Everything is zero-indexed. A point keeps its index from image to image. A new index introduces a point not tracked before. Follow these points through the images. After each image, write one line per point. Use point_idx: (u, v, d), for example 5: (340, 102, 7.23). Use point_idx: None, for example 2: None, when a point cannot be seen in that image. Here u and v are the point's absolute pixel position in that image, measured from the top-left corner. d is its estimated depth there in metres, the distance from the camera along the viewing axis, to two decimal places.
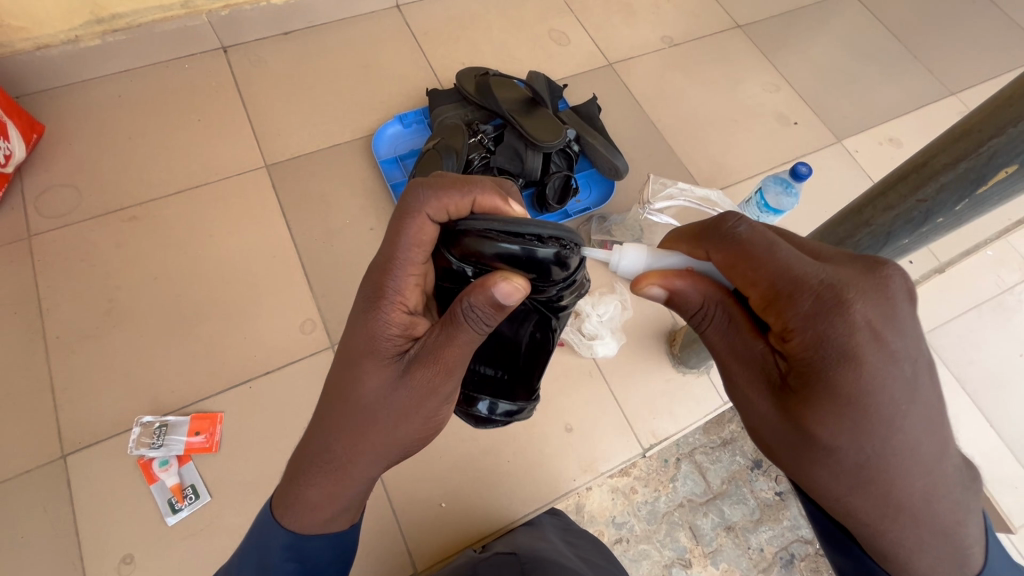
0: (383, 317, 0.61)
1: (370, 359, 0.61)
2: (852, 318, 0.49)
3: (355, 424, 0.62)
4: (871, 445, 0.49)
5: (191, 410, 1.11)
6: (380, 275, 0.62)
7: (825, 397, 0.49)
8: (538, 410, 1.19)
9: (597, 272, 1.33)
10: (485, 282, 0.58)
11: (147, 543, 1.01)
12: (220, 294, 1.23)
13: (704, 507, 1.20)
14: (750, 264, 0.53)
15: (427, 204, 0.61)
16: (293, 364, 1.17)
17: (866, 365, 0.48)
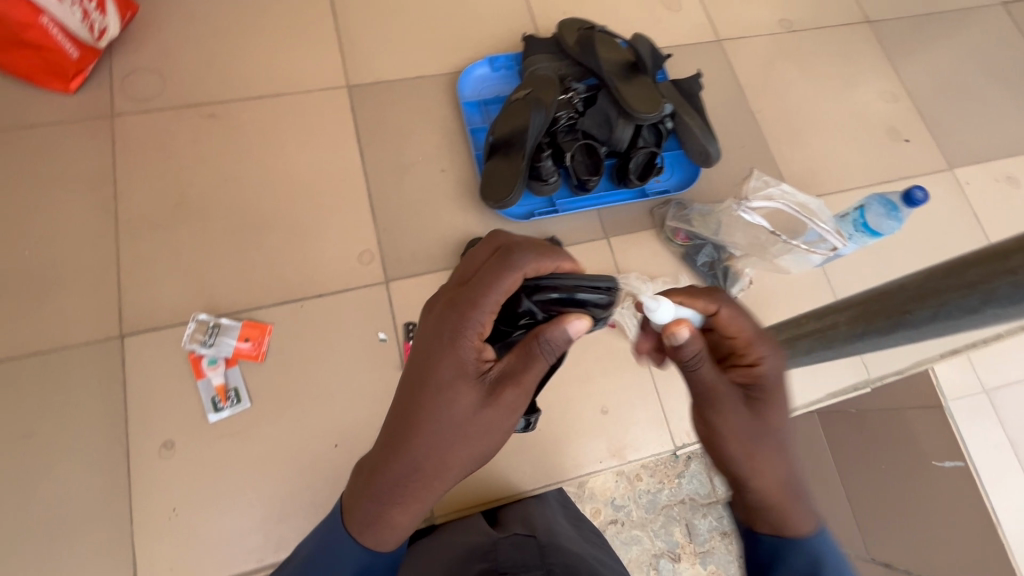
0: (470, 348, 0.62)
1: (456, 384, 0.62)
2: (779, 361, 0.68)
3: (440, 444, 0.63)
4: (786, 432, 0.67)
5: (244, 316, 1.13)
6: (463, 310, 0.62)
7: (773, 399, 0.66)
8: (577, 387, 1.18)
9: (661, 260, 1.29)
10: (562, 318, 0.62)
11: (188, 433, 1.05)
12: (286, 209, 1.22)
13: (704, 508, 1.17)
14: (732, 314, 0.67)
15: (524, 257, 0.63)
16: (346, 291, 1.17)
17: (785, 386, 0.68)
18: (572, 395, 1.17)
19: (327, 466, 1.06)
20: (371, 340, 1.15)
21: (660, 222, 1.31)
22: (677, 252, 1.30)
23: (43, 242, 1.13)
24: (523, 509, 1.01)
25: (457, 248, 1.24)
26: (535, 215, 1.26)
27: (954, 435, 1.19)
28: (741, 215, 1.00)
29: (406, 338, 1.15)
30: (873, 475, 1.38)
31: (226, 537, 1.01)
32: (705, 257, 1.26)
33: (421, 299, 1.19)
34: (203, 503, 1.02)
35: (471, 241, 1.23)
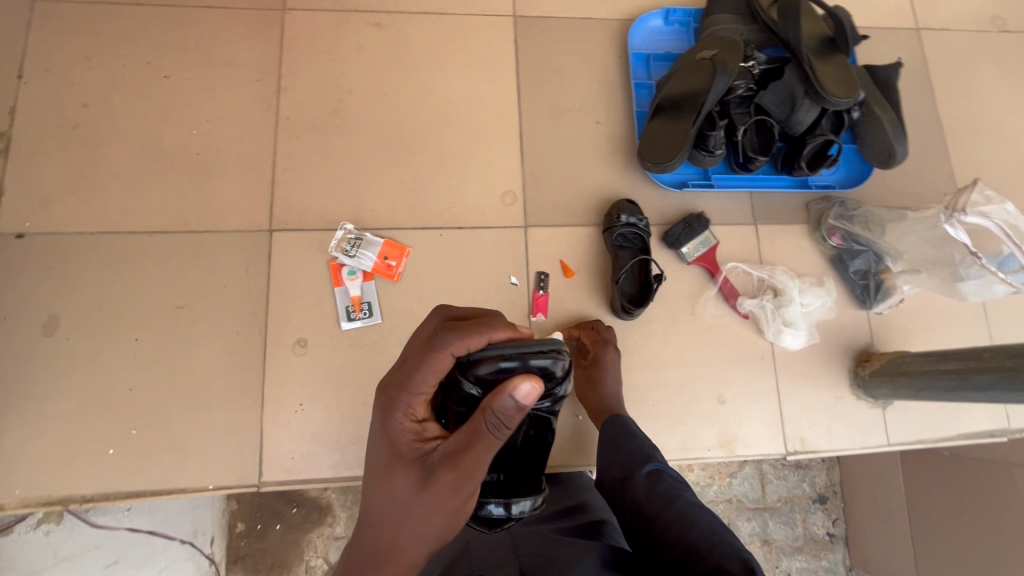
0: (399, 426, 0.64)
1: (396, 466, 0.63)
2: (609, 344, 1.06)
3: (392, 526, 0.62)
4: (608, 384, 1.03)
5: (385, 234, 1.13)
6: (391, 392, 0.64)
7: (598, 364, 1.04)
8: (698, 371, 1.14)
9: (809, 260, 1.21)
10: (499, 390, 0.60)
11: (321, 336, 1.08)
12: (437, 135, 1.20)
13: (749, 512, 1.52)
14: (581, 323, 1.10)
15: (449, 346, 0.62)
16: (485, 229, 1.16)
17: (609, 358, 1.05)
18: (689, 377, 1.14)
19: None
20: (503, 282, 1.14)
21: (817, 218, 1.21)
22: (827, 253, 1.21)
23: (208, 125, 1.16)
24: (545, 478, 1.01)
25: (600, 206, 1.19)
26: (688, 184, 1.20)
27: None
28: (949, 226, 0.98)
29: (537, 288, 1.13)
30: (954, 522, 1.30)
31: (343, 440, 1.05)
32: (860, 264, 1.17)
33: (556, 251, 1.16)
34: (326, 404, 1.06)
35: (617, 201, 1.18)
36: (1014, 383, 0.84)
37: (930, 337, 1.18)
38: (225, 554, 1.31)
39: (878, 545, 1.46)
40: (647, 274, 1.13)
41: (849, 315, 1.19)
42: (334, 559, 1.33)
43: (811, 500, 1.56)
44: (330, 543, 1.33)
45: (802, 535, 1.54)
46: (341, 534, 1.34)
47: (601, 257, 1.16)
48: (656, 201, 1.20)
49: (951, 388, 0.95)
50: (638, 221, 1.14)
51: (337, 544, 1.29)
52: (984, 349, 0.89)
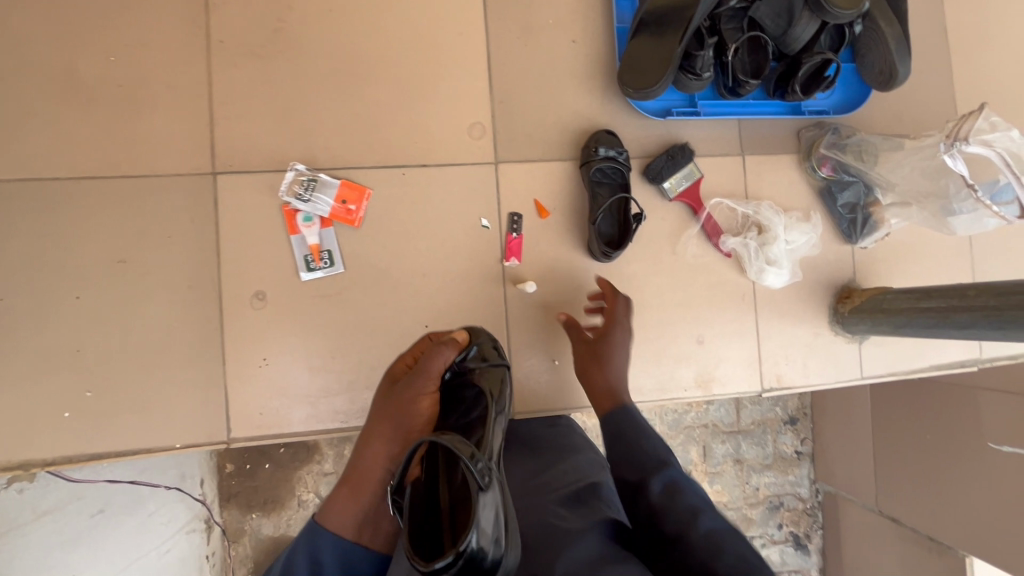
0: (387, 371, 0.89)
1: (378, 395, 0.85)
2: (619, 318, 1.00)
3: (372, 430, 0.81)
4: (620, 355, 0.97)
5: (342, 174, 1.03)
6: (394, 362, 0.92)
7: (609, 338, 0.97)
8: (678, 311, 1.11)
9: (796, 191, 1.15)
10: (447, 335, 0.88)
11: (281, 287, 1.02)
12: (395, 59, 1.07)
13: (724, 435, 1.57)
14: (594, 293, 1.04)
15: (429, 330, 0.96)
16: (452, 166, 1.07)
17: (620, 331, 0.98)
18: (667, 318, 1.11)
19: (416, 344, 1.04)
20: (473, 225, 1.06)
21: (808, 146, 1.14)
22: (815, 185, 1.15)
23: (130, 51, 1.01)
24: (511, 432, 0.99)
25: (577, 138, 1.10)
26: (672, 113, 1.10)
27: None
28: (947, 157, 0.92)
29: (510, 230, 1.06)
30: (917, 443, 1.39)
31: (312, 394, 1.02)
32: (849, 197, 1.12)
33: (530, 189, 1.08)
34: (291, 359, 1.02)
35: (596, 133, 1.09)
36: (997, 323, 0.82)
37: (912, 271, 1.16)
38: (216, 493, 1.34)
39: (841, 462, 1.56)
40: (627, 212, 1.05)
41: (833, 250, 1.15)
42: (325, 493, 1.38)
43: (782, 423, 1.62)
44: (320, 478, 1.38)
45: (772, 453, 1.61)
46: (329, 470, 1.38)
47: (578, 195, 1.08)
48: (637, 131, 1.11)
49: (929, 325, 0.93)
50: (617, 154, 1.06)
51: (323, 480, 1.37)
52: (970, 287, 0.87)
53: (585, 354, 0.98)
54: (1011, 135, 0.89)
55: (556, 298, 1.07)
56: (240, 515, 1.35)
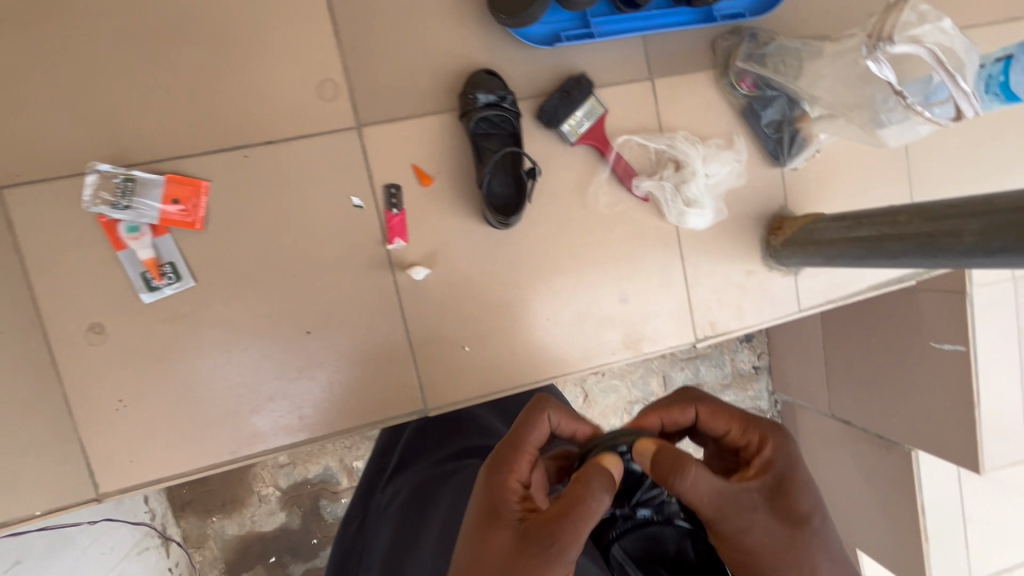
0: (494, 483, 0.61)
1: (493, 529, 0.58)
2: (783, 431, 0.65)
3: None
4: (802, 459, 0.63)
5: (166, 167, 0.84)
6: (497, 455, 0.63)
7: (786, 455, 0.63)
8: (596, 270, 0.99)
9: (716, 114, 1.00)
10: (596, 458, 0.59)
11: (118, 314, 0.85)
12: (207, 12, 0.85)
13: (682, 363, 1.68)
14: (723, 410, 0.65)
15: (549, 410, 0.65)
16: (304, 139, 0.88)
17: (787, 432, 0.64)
18: (586, 280, 0.99)
19: (301, 354, 0.90)
20: (343, 205, 0.90)
21: (725, 59, 0.98)
22: (737, 104, 1.00)
23: None
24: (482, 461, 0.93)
25: (452, 83, 0.91)
26: (562, 38, 0.92)
27: (968, 322, 1.25)
28: (870, 63, 0.78)
29: (388, 207, 0.90)
30: (861, 348, 1.51)
31: (186, 430, 0.88)
32: (773, 114, 0.98)
33: (404, 153, 0.90)
34: (150, 397, 0.86)
35: (473, 74, 0.90)
36: (928, 252, 0.72)
37: (846, 189, 1.05)
38: (167, 503, 1.30)
39: (796, 373, 1.70)
40: (519, 168, 0.90)
41: (762, 177, 1.02)
42: (285, 484, 1.35)
43: (740, 340, 1.75)
44: (277, 471, 1.34)
45: (731, 372, 1.74)
46: (286, 462, 1.35)
47: (463, 154, 0.92)
48: (523, 65, 0.93)
49: (862, 256, 0.84)
50: (501, 99, 0.89)
51: (290, 471, 1.34)
52: (901, 211, 0.76)
53: (751, 509, 0.59)
54: (940, 27, 0.77)
55: (455, 277, 0.93)
56: (200, 521, 1.32)
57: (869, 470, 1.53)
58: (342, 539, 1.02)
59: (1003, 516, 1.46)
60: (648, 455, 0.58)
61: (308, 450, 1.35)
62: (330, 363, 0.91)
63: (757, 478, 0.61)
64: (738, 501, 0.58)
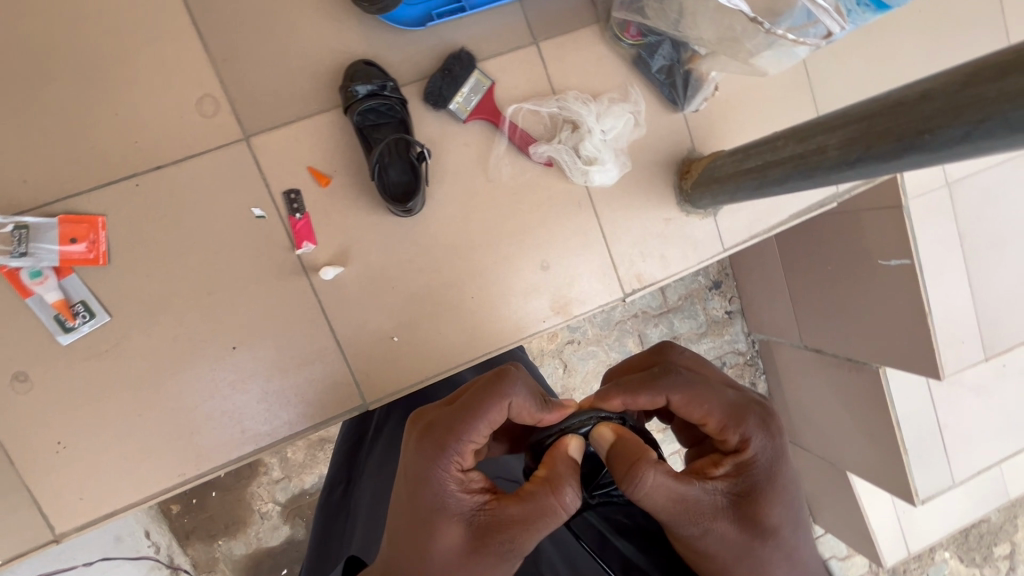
0: (443, 475, 0.54)
1: (441, 522, 0.54)
2: (772, 430, 0.59)
3: None
4: (784, 462, 0.58)
5: (60, 208, 0.85)
6: (441, 442, 0.55)
7: (766, 461, 0.58)
8: (513, 242, 0.99)
9: (607, 68, 1.00)
10: (559, 445, 0.57)
11: (41, 359, 0.86)
12: (71, 47, 0.85)
13: (655, 318, 1.70)
14: (701, 402, 0.57)
15: (514, 396, 0.55)
16: (192, 158, 0.88)
17: (776, 432, 0.58)
18: (504, 253, 0.99)
19: (232, 369, 0.92)
20: (245, 217, 0.90)
21: (605, 12, 0.98)
22: (627, 55, 1.00)
23: None
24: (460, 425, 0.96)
25: (333, 79, 0.91)
26: (434, 16, 0.92)
27: (908, 234, 1.27)
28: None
29: (291, 212, 0.90)
30: (814, 276, 1.52)
31: (131, 460, 0.89)
32: (662, 60, 0.98)
33: (297, 156, 0.90)
34: (89, 435, 0.88)
35: (352, 66, 0.90)
36: (805, 171, 0.72)
37: (752, 121, 1.05)
38: (171, 535, 1.33)
39: (764, 311, 1.71)
40: (410, 154, 0.90)
41: (664, 123, 1.02)
42: (284, 498, 1.38)
43: (708, 288, 1.78)
44: (273, 487, 1.37)
45: (704, 320, 1.78)
46: (281, 477, 1.37)
47: (356, 147, 0.92)
48: (402, 50, 0.93)
49: (756, 187, 0.84)
50: (381, 87, 0.88)
51: (287, 483, 1.37)
52: (779, 137, 0.77)
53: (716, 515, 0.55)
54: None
55: (371, 271, 0.94)
56: (206, 547, 1.35)
57: (847, 395, 1.54)
58: (325, 503, 1.03)
59: (971, 418, 1.49)
60: (605, 443, 0.57)
61: (300, 462, 1.38)
62: (262, 375, 0.93)
63: (725, 481, 0.57)
64: (698, 508, 0.55)
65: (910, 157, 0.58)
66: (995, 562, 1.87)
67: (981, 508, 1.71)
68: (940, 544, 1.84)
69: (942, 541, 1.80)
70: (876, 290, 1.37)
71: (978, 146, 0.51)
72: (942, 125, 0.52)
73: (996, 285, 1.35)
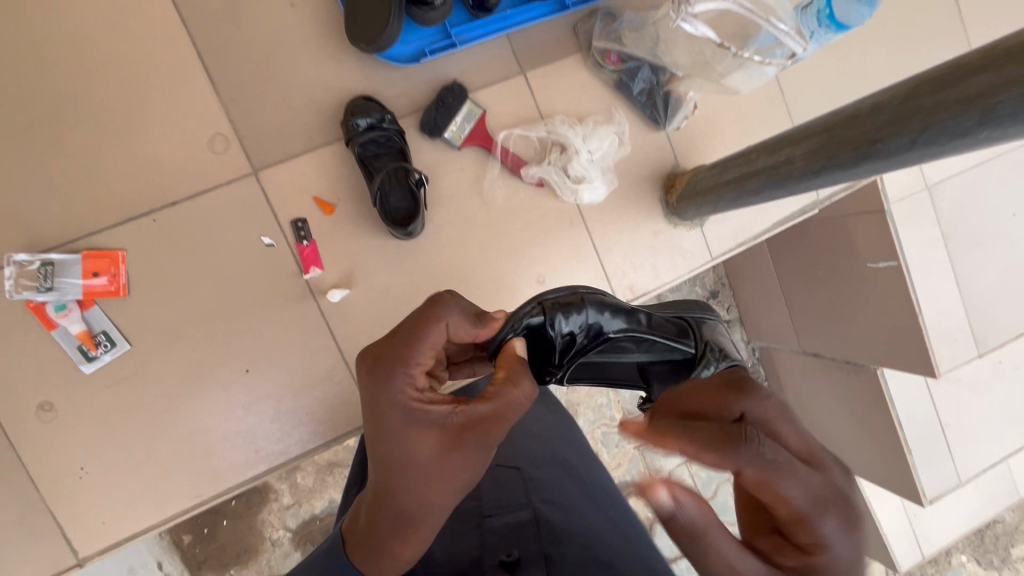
0: (401, 387, 0.56)
1: (416, 427, 0.55)
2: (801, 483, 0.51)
3: (427, 480, 0.54)
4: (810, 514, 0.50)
5: (83, 245, 0.90)
6: (394, 360, 0.56)
7: (789, 514, 0.50)
8: (510, 259, 1.04)
9: (592, 93, 1.06)
10: (506, 347, 0.66)
11: (65, 388, 0.90)
12: (92, 95, 0.92)
13: None
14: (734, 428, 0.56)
15: (451, 314, 0.58)
16: (205, 193, 0.94)
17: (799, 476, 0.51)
18: (502, 271, 1.04)
19: (245, 391, 0.96)
20: (255, 247, 0.95)
21: (586, 42, 1.05)
22: (609, 81, 1.06)
23: None
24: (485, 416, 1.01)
25: (335, 114, 0.97)
26: (426, 53, 0.98)
27: (891, 237, 1.31)
28: (683, 24, 0.83)
29: (298, 240, 0.96)
30: (806, 282, 1.57)
31: (150, 483, 0.93)
32: (642, 84, 1.04)
33: (303, 187, 0.96)
34: (111, 459, 0.92)
35: (352, 102, 0.96)
36: (778, 182, 0.78)
37: (731, 137, 1.11)
38: (184, 567, 1.35)
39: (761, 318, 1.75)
40: (409, 181, 0.96)
41: (648, 142, 1.08)
42: (295, 523, 1.40)
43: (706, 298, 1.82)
44: (284, 513, 1.39)
45: None
46: (292, 502, 1.40)
47: (358, 177, 0.98)
48: (398, 85, 0.99)
49: (736, 198, 0.90)
50: (380, 120, 0.95)
51: (299, 508, 1.40)
52: (752, 151, 0.82)
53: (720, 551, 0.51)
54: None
55: (376, 292, 0.99)
56: None
57: (845, 396, 1.57)
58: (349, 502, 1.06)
59: (972, 415, 1.51)
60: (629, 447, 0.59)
61: (310, 487, 1.41)
62: (274, 396, 0.97)
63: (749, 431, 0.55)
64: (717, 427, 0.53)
65: (868, 164, 0.63)
66: (1013, 564, 1.86)
67: (992, 508, 1.72)
68: (955, 548, 1.84)
69: (957, 543, 1.80)
70: (864, 292, 1.41)
71: (924, 152, 0.56)
72: (890, 135, 0.58)
73: (983, 282, 1.39)
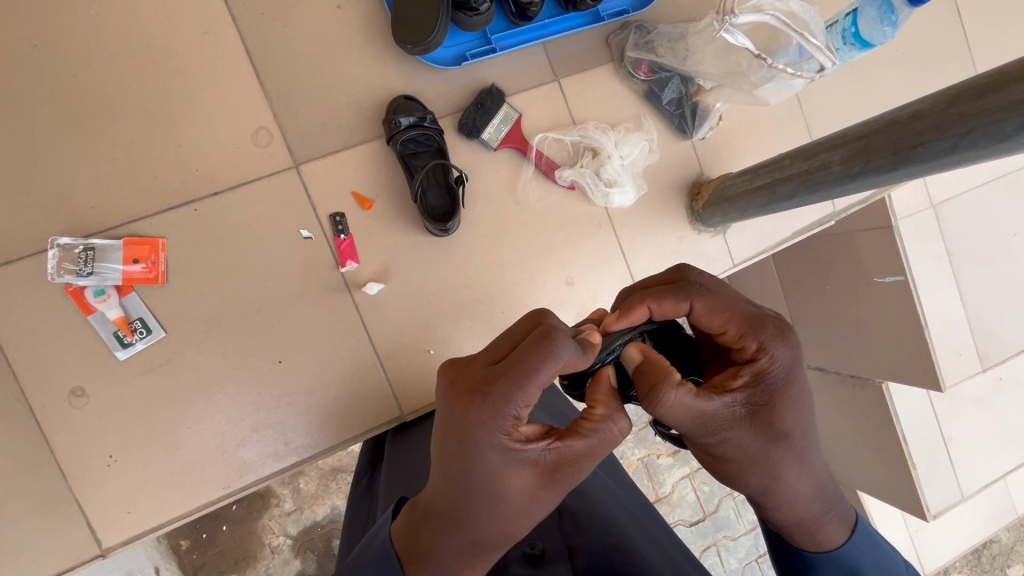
0: (505, 432, 0.54)
1: (512, 471, 0.55)
2: (785, 347, 0.59)
3: (511, 512, 0.56)
4: (797, 377, 0.59)
5: (123, 231, 0.91)
6: (500, 406, 0.53)
7: (781, 390, 0.58)
8: (538, 260, 1.06)
9: (622, 101, 1.10)
10: (599, 377, 0.60)
11: (97, 374, 0.90)
12: (141, 85, 0.93)
13: None
14: (721, 309, 0.59)
15: (569, 361, 0.54)
16: (246, 185, 0.95)
17: (791, 344, 0.59)
18: (531, 271, 1.06)
19: (275, 383, 0.96)
20: (293, 239, 0.97)
21: (618, 52, 1.08)
22: (639, 90, 1.10)
23: None
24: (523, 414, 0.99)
25: (376, 113, 1.00)
26: (467, 57, 1.02)
27: (898, 252, 1.35)
28: (725, 34, 0.88)
29: (336, 234, 0.97)
30: (814, 295, 1.59)
31: (177, 473, 0.92)
32: (671, 93, 1.08)
33: (342, 182, 0.98)
34: (139, 448, 0.91)
35: (395, 101, 0.99)
36: (812, 186, 0.81)
37: (753, 148, 1.15)
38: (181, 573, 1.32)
39: None
40: (449, 178, 0.99)
41: (675, 150, 1.12)
42: (296, 530, 1.38)
43: None
44: (286, 519, 1.37)
45: None
46: (294, 508, 1.38)
47: (397, 174, 1.00)
48: (438, 86, 1.02)
49: (765, 204, 0.93)
50: (421, 119, 0.97)
51: (301, 513, 1.38)
52: (785, 158, 0.86)
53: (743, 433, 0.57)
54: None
55: (408, 289, 1.00)
56: None
57: (851, 409, 1.60)
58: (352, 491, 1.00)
59: (975, 430, 1.54)
60: (632, 362, 0.59)
61: (313, 493, 1.39)
62: (304, 389, 0.97)
63: (743, 392, 0.57)
64: (715, 421, 0.56)
65: (906, 168, 0.67)
66: None
67: (990, 525, 1.75)
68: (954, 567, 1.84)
69: (956, 562, 1.81)
70: (873, 305, 1.44)
71: (964, 156, 0.60)
72: (932, 139, 0.61)
73: (987, 299, 1.43)
